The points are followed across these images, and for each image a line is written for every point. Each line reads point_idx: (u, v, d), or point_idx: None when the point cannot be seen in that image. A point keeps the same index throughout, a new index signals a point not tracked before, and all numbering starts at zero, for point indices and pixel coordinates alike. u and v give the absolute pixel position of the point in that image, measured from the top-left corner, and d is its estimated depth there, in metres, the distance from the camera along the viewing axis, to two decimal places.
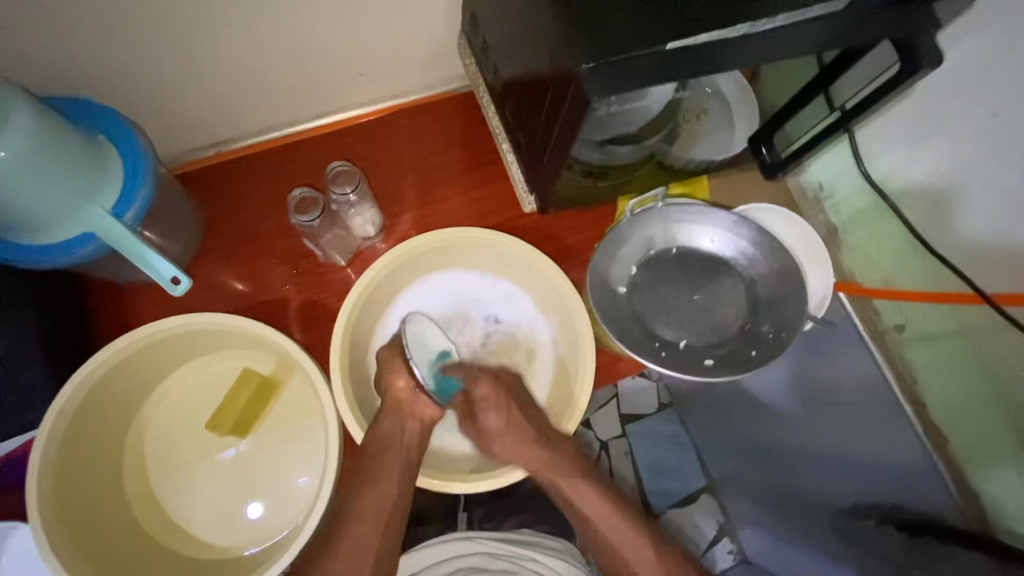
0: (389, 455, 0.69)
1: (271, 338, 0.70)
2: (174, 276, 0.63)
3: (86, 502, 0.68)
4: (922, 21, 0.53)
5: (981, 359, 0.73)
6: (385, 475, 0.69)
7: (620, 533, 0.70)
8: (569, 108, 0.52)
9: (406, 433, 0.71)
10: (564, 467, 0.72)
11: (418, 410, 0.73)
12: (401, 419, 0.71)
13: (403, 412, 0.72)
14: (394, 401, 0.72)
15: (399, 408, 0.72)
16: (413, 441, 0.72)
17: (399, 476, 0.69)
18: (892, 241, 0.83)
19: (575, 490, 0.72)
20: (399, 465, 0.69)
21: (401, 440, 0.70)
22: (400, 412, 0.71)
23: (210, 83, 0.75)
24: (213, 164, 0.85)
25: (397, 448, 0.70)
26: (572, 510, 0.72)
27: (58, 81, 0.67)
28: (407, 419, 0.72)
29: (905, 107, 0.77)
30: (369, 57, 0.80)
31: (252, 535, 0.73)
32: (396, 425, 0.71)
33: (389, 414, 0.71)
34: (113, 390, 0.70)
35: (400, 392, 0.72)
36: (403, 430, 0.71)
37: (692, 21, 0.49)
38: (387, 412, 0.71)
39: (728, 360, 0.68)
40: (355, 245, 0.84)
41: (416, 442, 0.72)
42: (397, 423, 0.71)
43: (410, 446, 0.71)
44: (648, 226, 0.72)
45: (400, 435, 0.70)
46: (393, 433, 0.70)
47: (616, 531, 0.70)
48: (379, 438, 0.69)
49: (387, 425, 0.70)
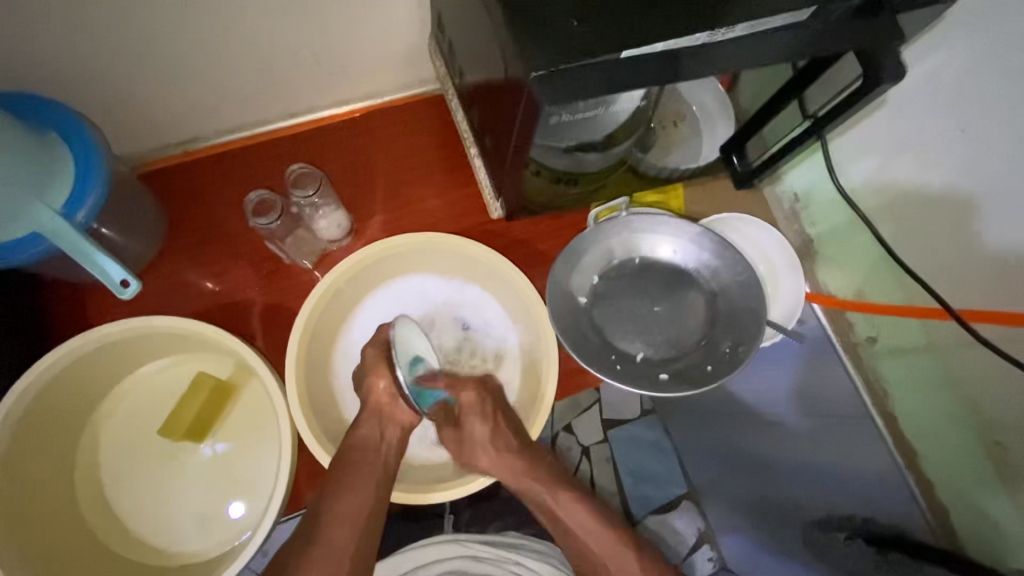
0: (368, 463, 0.67)
1: (225, 340, 0.69)
2: (123, 279, 0.61)
3: (32, 507, 0.67)
4: (889, 34, 0.51)
5: (947, 373, 0.75)
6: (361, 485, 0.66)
7: (583, 522, 0.69)
8: (523, 114, 0.51)
9: (384, 442, 0.69)
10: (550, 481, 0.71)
11: (396, 416, 0.71)
12: (382, 423, 0.70)
13: (383, 415, 0.70)
14: (373, 403, 0.70)
15: (379, 411, 0.70)
16: (391, 449, 0.70)
17: (377, 487, 0.66)
18: (867, 254, 0.82)
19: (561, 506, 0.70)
20: (377, 475, 0.67)
21: (377, 449, 0.69)
22: (381, 415, 0.70)
23: (173, 81, 0.73)
24: (178, 163, 0.84)
25: (373, 456, 0.68)
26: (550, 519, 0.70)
27: (10, 76, 0.66)
28: (387, 425, 0.70)
29: (875, 119, 0.76)
30: (339, 58, 0.79)
31: (211, 542, 0.72)
32: (375, 432, 0.69)
33: (368, 418, 0.70)
34: (62, 393, 0.69)
35: (380, 396, 0.70)
36: (381, 435, 0.70)
37: (650, 27, 0.48)
38: (366, 417, 0.70)
39: (685, 374, 0.68)
40: (321, 247, 0.82)
41: (393, 452, 0.70)
42: (376, 429, 0.69)
43: (388, 454, 0.69)
44: (609, 236, 0.72)
45: (378, 441, 0.69)
46: (371, 439, 0.69)
47: (581, 521, 0.69)
48: (355, 445, 0.68)
49: (364, 431, 0.69)
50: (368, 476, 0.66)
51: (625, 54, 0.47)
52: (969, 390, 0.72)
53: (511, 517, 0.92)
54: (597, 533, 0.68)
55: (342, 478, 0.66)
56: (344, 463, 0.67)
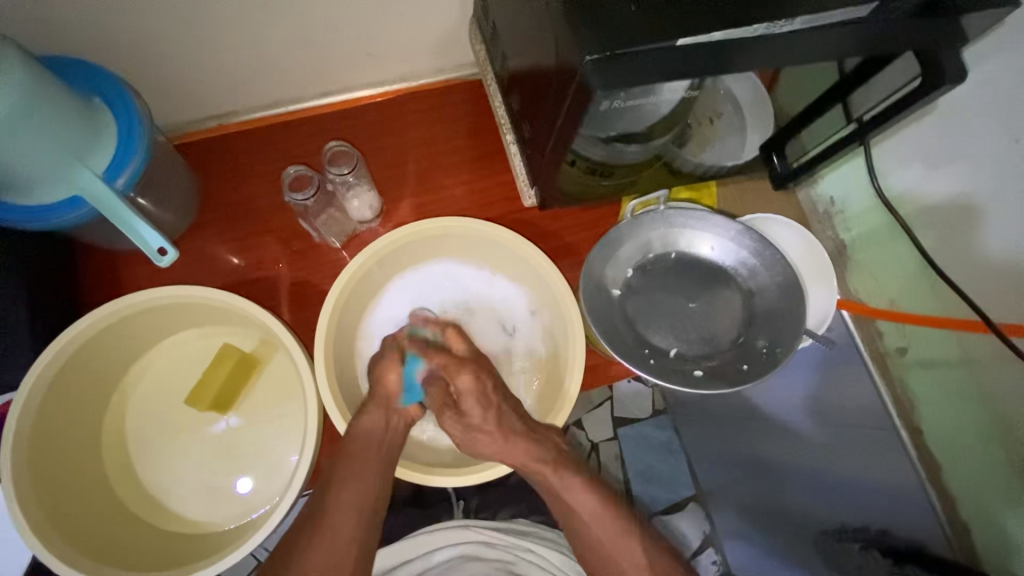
0: (368, 454, 0.66)
1: (256, 314, 0.70)
2: (161, 247, 0.62)
3: (62, 467, 0.68)
4: (948, 35, 0.50)
5: (980, 390, 0.73)
6: (362, 473, 0.66)
7: (585, 505, 0.68)
8: (572, 98, 0.51)
9: (388, 431, 0.68)
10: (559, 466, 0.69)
11: (400, 408, 0.71)
12: (388, 413, 0.69)
13: (390, 404, 0.69)
14: (382, 391, 0.70)
15: (387, 399, 0.69)
16: (394, 438, 0.69)
17: (380, 474, 0.67)
18: (905, 263, 0.80)
19: (569, 495, 0.69)
20: (377, 466, 0.66)
21: (381, 439, 0.67)
22: (387, 404, 0.69)
23: (213, 54, 0.74)
24: (213, 136, 0.84)
25: (375, 448, 0.67)
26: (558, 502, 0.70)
27: (60, 43, 0.66)
28: (392, 414, 0.69)
29: (924, 125, 0.73)
30: (377, 38, 0.79)
31: (228, 513, 0.73)
32: (380, 420, 0.68)
33: (373, 407, 0.68)
34: (96, 354, 0.70)
35: (390, 387, 0.70)
36: (386, 424, 0.69)
37: (708, 16, 0.47)
38: (372, 405, 0.68)
39: (719, 371, 0.67)
40: (352, 227, 0.82)
41: (395, 441, 0.69)
42: (381, 419, 0.68)
43: (392, 445, 0.68)
44: (648, 229, 0.71)
45: (383, 430, 0.68)
46: (375, 429, 0.67)
47: (580, 503, 0.68)
48: (361, 433, 0.66)
49: (369, 420, 0.67)
50: (367, 466, 0.66)
51: (682, 42, 0.46)
52: (1003, 408, 0.70)
53: (523, 504, 0.92)
54: (602, 520, 0.67)
55: (346, 466, 0.66)
56: (345, 451, 0.66)
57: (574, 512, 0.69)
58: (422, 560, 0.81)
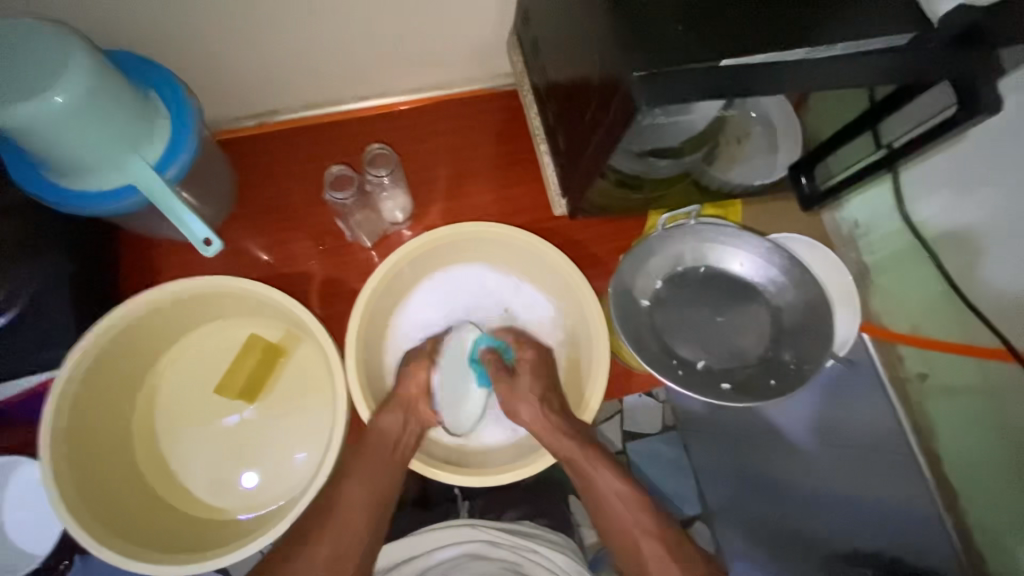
0: (381, 453, 0.68)
1: (289, 307, 0.72)
2: (207, 238, 0.65)
3: (95, 446, 0.70)
4: (983, 65, 0.49)
5: (1003, 419, 0.72)
6: (371, 468, 0.68)
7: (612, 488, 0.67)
8: (615, 112, 0.53)
9: (405, 431, 0.70)
10: (587, 446, 0.68)
11: (421, 412, 0.72)
12: (406, 413, 0.70)
13: (409, 404, 0.71)
14: (403, 394, 0.71)
15: (409, 400, 0.71)
16: (410, 438, 0.71)
17: (392, 471, 0.69)
18: (930, 288, 0.80)
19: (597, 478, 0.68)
20: (390, 463, 0.69)
21: (396, 440, 0.69)
22: (408, 404, 0.71)
23: (257, 55, 0.76)
24: (252, 134, 0.87)
25: (391, 448, 0.68)
26: (590, 494, 0.68)
27: (113, 40, 0.69)
28: (411, 417, 0.71)
29: (954, 152, 0.73)
30: (417, 47, 0.81)
31: (243, 503, 0.75)
32: (397, 422, 0.70)
33: (393, 407, 0.70)
34: (133, 339, 0.72)
35: (412, 389, 0.71)
36: (402, 429, 0.70)
37: (751, 39, 0.49)
38: (391, 405, 0.70)
39: (747, 385, 0.68)
40: (383, 228, 0.85)
41: (411, 439, 0.71)
42: (399, 420, 0.70)
43: (405, 446, 0.70)
44: (679, 242, 0.72)
45: (399, 429, 0.69)
46: (392, 428, 0.69)
47: (609, 489, 0.67)
48: (378, 431, 0.68)
49: (387, 420, 0.69)
50: (379, 463, 0.68)
51: (725, 63, 0.48)
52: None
53: (531, 506, 0.93)
54: (630, 503, 0.66)
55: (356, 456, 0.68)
56: (363, 445, 0.68)
57: (600, 498, 0.67)
58: (427, 557, 0.82)
